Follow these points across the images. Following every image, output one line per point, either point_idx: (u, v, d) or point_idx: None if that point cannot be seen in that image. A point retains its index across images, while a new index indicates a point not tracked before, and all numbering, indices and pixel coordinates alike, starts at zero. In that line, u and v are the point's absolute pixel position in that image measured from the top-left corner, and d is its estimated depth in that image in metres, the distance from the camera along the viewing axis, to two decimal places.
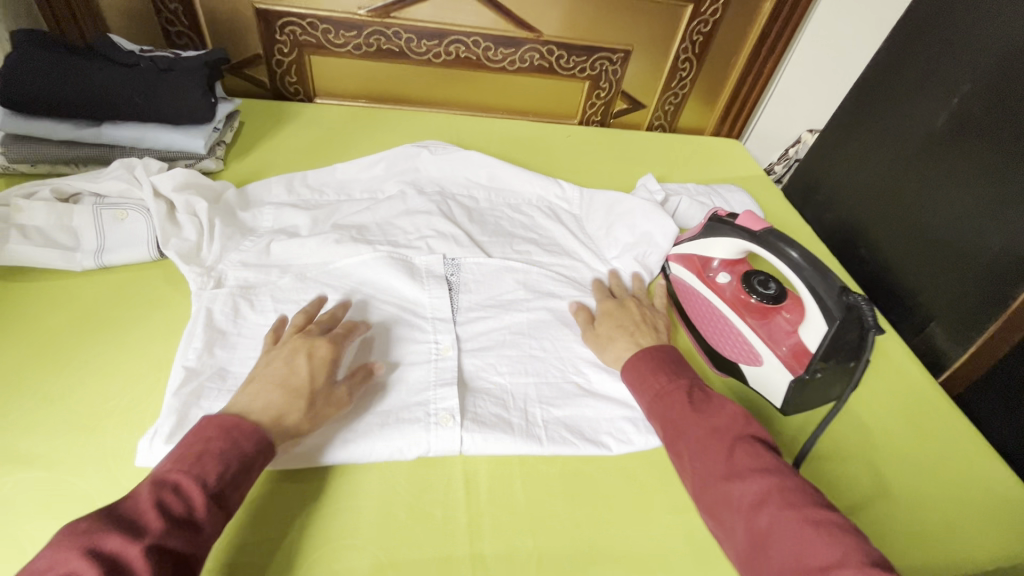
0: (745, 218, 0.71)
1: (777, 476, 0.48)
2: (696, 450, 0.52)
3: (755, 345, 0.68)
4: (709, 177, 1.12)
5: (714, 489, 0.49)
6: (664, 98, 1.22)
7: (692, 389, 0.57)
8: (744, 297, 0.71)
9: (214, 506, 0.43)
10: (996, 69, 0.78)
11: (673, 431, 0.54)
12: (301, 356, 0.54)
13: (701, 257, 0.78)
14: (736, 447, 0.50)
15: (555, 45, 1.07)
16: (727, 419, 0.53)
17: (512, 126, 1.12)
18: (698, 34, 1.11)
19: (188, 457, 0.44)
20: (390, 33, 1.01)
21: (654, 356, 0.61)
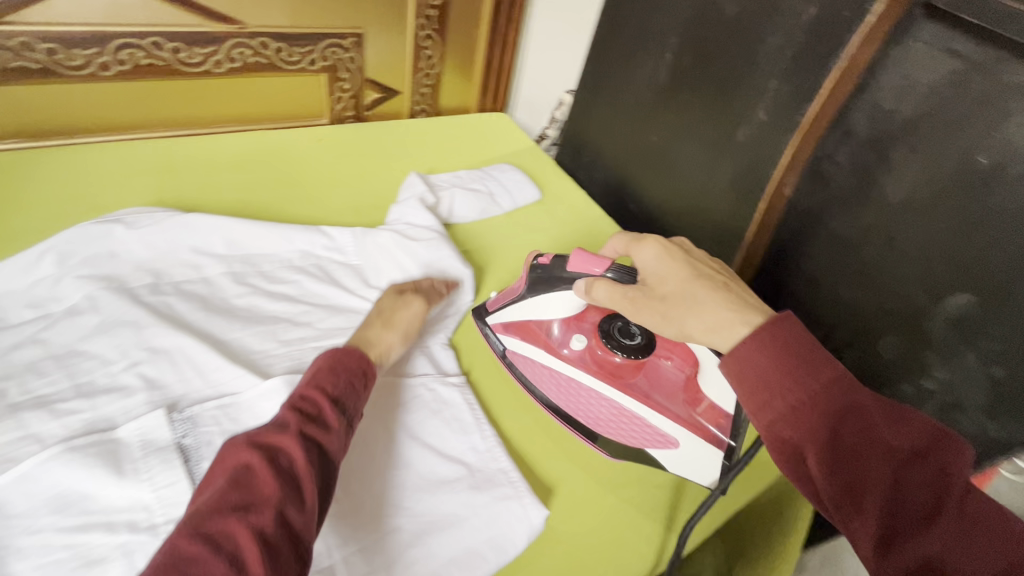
0: (581, 260, 0.62)
1: (963, 502, 0.41)
2: (865, 470, 0.42)
3: (648, 416, 0.61)
4: (483, 159, 1.07)
5: (850, 515, 0.42)
6: (417, 80, 1.10)
7: (852, 389, 0.45)
8: (611, 357, 0.65)
9: (340, 412, 0.51)
10: (694, 22, 0.84)
11: (840, 454, 0.43)
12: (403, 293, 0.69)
13: (538, 325, 0.68)
14: (929, 483, 0.41)
15: (266, 37, 0.88)
16: (908, 428, 0.44)
17: (245, 141, 0.93)
18: (431, 8, 1.01)
19: (322, 371, 0.53)
20: (14, 45, 0.73)
21: (791, 344, 0.46)
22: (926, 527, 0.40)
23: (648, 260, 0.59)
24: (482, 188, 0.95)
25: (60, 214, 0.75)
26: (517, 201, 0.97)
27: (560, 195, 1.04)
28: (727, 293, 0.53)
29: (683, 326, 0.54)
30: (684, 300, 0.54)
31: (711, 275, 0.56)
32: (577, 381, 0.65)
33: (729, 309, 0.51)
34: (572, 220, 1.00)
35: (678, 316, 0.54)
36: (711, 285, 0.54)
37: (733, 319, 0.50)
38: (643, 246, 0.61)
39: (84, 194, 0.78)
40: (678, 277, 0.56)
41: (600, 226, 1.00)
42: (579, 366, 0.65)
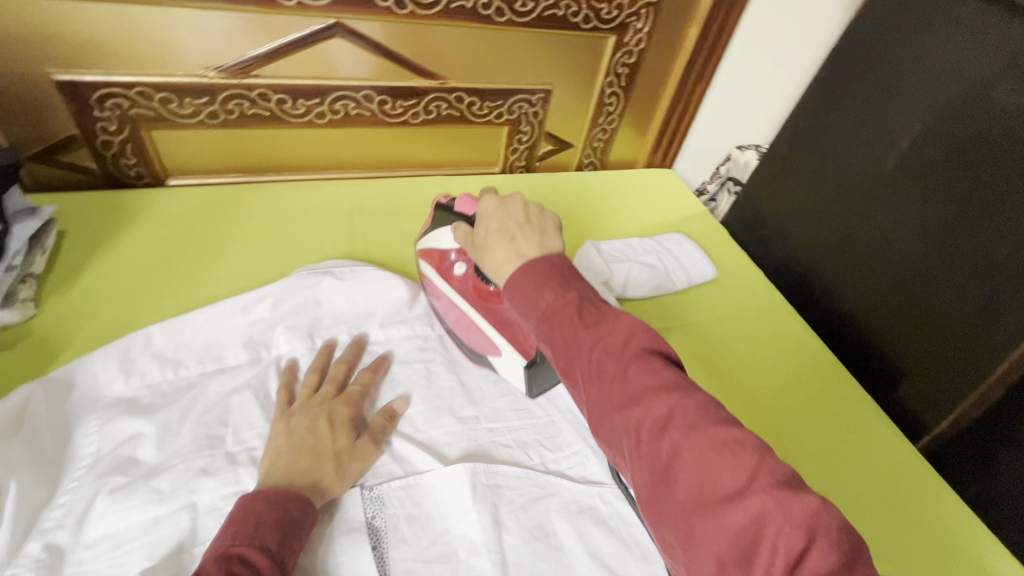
0: (464, 203, 0.66)
1: (675, 396, 0.38)
2: (595, 382, 0.40)
3: (496, 337, 0.67)
4: (653, 223, 1.01)
5: (611, 412, 0.39)
6: (592, 133, 1.07)
7: (584, 304, 0.44)
8: (483, 286, 0.69)
9: (279, 573, 0.45)
10: (950, 111, 0.73)
11: (571, 357, 0.42)
12: (322, 421, 0.57)
13: (440, 251, 0.72)
14: (633, 365, 0.40)
15: (463, 91, 0.90)
16: (614, 333, 0.41)
17: (427, 188, 0.94)
18: (623, 66, 0.98)
19: (246, 529, 0.46)
20: (255, 95, 0.80)
21: (541, 269, 0.46)
22: (643, 423, 0.38)
23: (487, 208, 0.55)
24: (657, 263, 0.89)
25: (267, 253, 0.79)
26: (692, 280, 0.90)
27: (736, 273, 0.95)
28: (519, 243, 0.50)
29: (484, 266, 0.53)
30: (484, 249, 0.53)
31: (534, 224, 0.51)
32: (457, 304, 0.70)
33: (511, 255, 0.49)
34: (752, 306, 0.90)
35: (483, 258, 0.53)
36: (510, 235, 0.51)
37: (511, 262, 0.49)
38: (484, 200, 0.57)
39: (287, 234, 0.82)
40: (489, 226, 0.53)
41: (780, 315, 0.90)
42: (461, 291, 0.70)
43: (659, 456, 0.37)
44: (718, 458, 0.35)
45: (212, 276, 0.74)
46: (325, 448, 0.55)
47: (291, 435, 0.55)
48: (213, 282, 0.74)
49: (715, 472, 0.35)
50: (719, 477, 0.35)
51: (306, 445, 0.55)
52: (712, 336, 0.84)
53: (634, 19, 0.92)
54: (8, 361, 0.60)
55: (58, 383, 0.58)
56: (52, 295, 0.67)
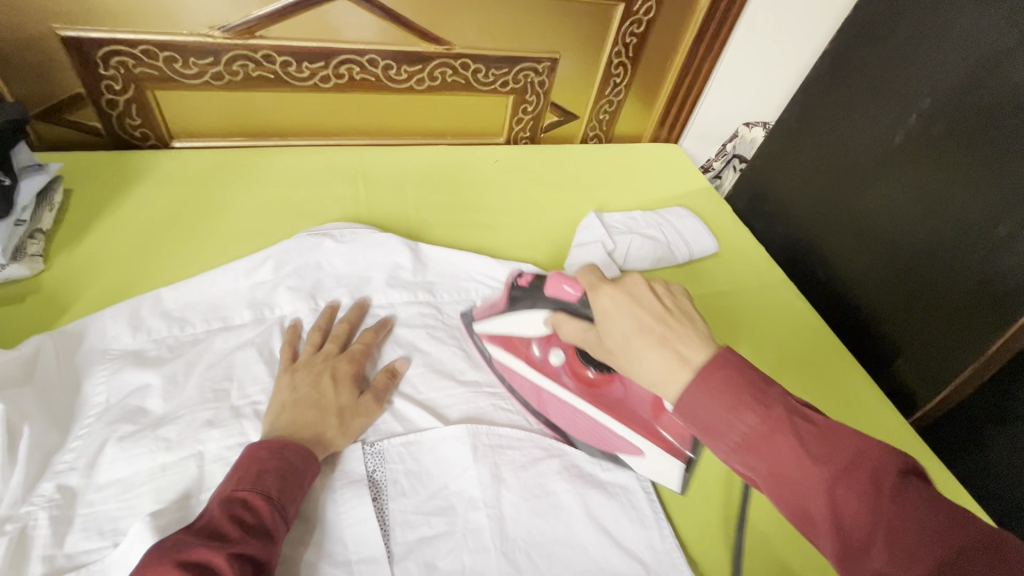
0: (555, 287, 0.62)
1: (938, 535, 0.33)
2: (827, 517, 0.36)
3: (626, 433, 0.61)
4: (657, 197, 1.01)
5: (857, 553, 0.35)
6: (598, 105, 1.06)
7: (794, 421, 0.39)
8: (583, 372, 0.64)
9: (279, 517, 0.47)
10: (960, 86, 0.72)
11: (787, 488, 0.38)
12: (326, 378, 0.59)
13: (520, 339, 0.67)
14: (879, 507, 0.34)
15: (469, 58, 0.89)
16: (846, 454, 0.37)
17: (431, 157, 0.94)
18: (631, 36, 0.97)
19: (249, 475, 0.48)
20: (259, 57, 0.79)
21: (719, 380, 0.41)
22: (898, 572, 0.33)
23: (610, 303, 0.49)
24: (659, 236, 0.88)
25: (270, 217, 0.79)
26: (693, 253, 0.90)
27: (737, 248, 0.95)
28: (676, 347, 0.44)
29: (636, 379, 0.46)
30: (632, 356, 0.46)
31: (676, 318, 0.46)
32: (565, 401, 0.64)
33: (673, 364, 0.43)
34: (752, 281, 0.91)
35: (635, 370, 0.46)
36: (659, 337, 0.45)
37: (677, 381, 0.42)
38: (598, 292, 0.50)
39: (291, 199, 0.82)
40: (625, 331, 0.47)
41: (781, 291, 0.90)
42: (566, 387, 0.64)
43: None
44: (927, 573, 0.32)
45: (217, 238, 0.75)
46: (328, 403, 0.56)
47: (296, 391, 0.57)
48: (218, 243, 0.75)
49: None
50: None
51: (309, 400, 0.56)
52: (712, 310, 0.85)
53: None
54: (18, 314, 0.62)
55: (66, 337, 0.59)
56: (60, 251, 0.68)
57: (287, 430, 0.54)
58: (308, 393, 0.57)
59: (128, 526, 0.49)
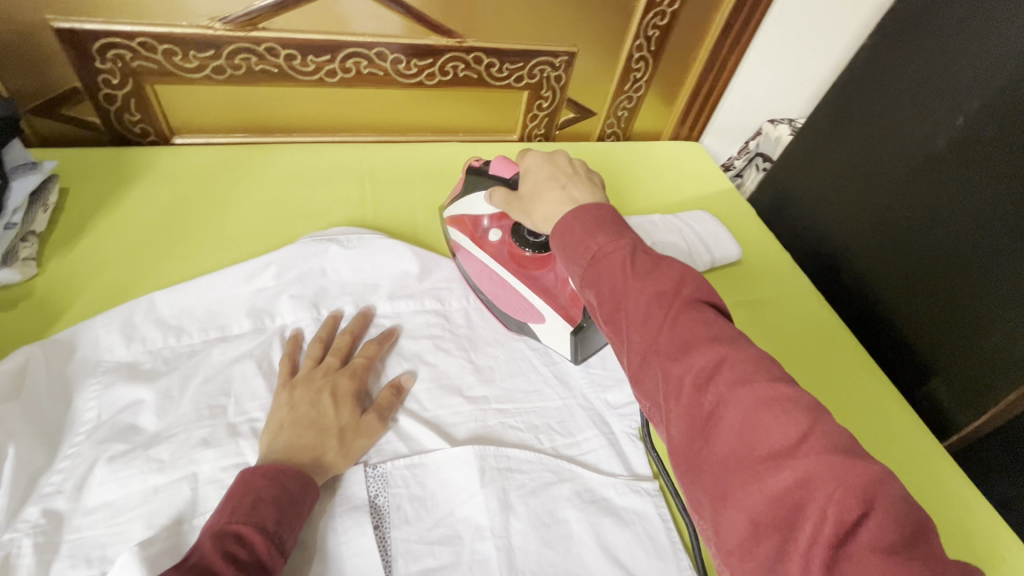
0: (498, 166, 0.65)
1: (727, 348, 0.37)
2: (640, 323, 0.40)
3: (536, 303, 0.65)
4: (676, 198, 0.96)
5: (658, 364, 0.38)
6: (617, 101, 1.01)
7: (636, 252, 0.43)
8: (519, 252, 0.68)
9: (275, 550, 0.44)
10: (1013, 88, 0.66)
11: (619, 308, 0.41)
12: (325, 396, 0.55)
13: (471, 218, 0.71)
14: (682, 314, 0.39)
15: (482, 52, 0.85)
16: (671, 281, 0.41)
17: (441, 155, 0.89)
18: (653, 28, 0.91)
19: (243, 505, 0.45)
20: (262, 50, 0.76)
21: (588, 217, 0.46)
22: (689, 378, 0.37)
23: (531, 163, 0.57)
24: (680, 242, 0.84)
25: (273, 218, 0.76)
26: (715, 260, 0.85)
27: (761, 255, 0.91)
28: (569, 189, 0.51)
29: (535, 217, 0.54)
30: (534, 197, 0.54)
31: (580, 175, 0.54)
32: (495, 274, 0.69)
33: (564, 200, 0.50)
34: (776, 290, 0.86)
35: (533, 207, 0.54)
36: (559, 183, 0.53)
37: (561, 205, 0.50)
38: (527, 156, 0.59)
39: (295, 199, 0.79)
40: (537, 177, 0.55)
41: (807, 302, 0.86)
42: (497, 258, 0.69)
43: (697, 406, 0.36)
44: (770, 418, 0.34)
45: (217, 240, 0.72)
46: (327, 423, 0.53)
47: (294, 409, 0.54)
48: (218, 246, 0.71)
49: (759, 429, 0.34)
50: (763, 435, 0.33)
51: (307, 420, 0.53)
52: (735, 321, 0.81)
53: None
54: (10, 321, 0.59)
55: (57, 348, 0.56)
56: (55, 255, 0.65)
57: (285, 452, 0.51)
58: (308, 411, 0.54)
59: (117, 553, 0.46)
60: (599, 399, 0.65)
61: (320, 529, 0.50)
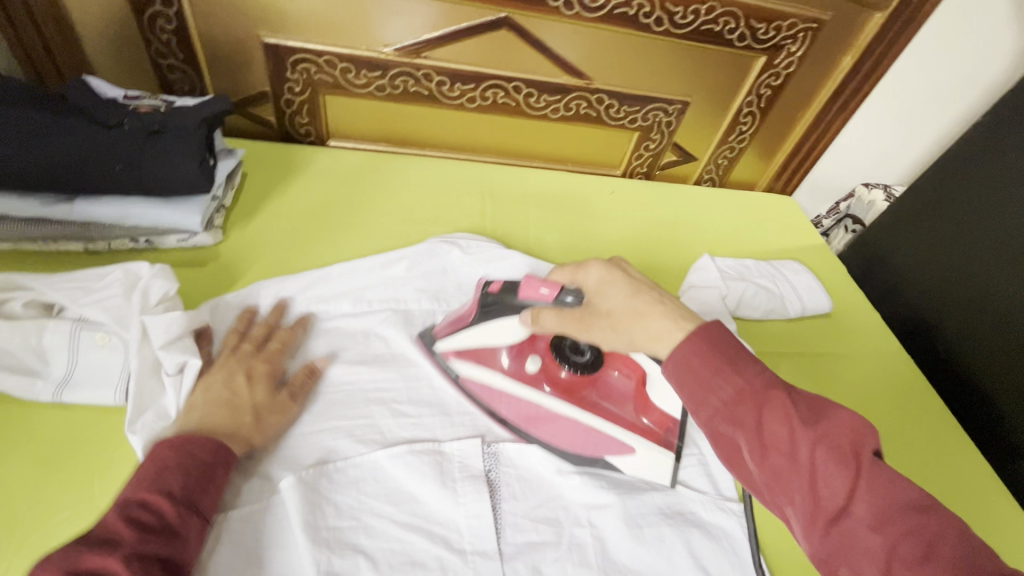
0: (532, 283, 0.60)
1: (929, 515, 0.38)
2: (809, 484, 0.41)
3: (611, 432, 0.63)
4: (769, 247, 1.00)
5: (826, 522, 0.40)
6: (719, 150, 1.08)
7: (788, 393, 0.44)
8: (567, 375, 0.65)
9: (186, 511, 0.46)
10: None
11: (772, 450, 0.42)
12: (240, 377, 0.57)
13: (488, 347, 0.66)
14: (862, 475, 0.40)
15: (605, 94, 0.93)
16: (834, 430, 0.42)
17: (553, 182, 0.98)
18: (766, 87, 0.98)
19: (148, 477, 0.47)
20: (419, 74, 0.87)
21: (727, 349, 0.47)
22: (891, 548, 0.37)
23: (602, 275, 0.57)
24: (773, 287, 0.88)
25: (406, 218, 0.86)
26: (805, 309, 0.88)
27: (850, 310, 0.93)
28: (668, 310, 0.52)
29: (629, 334, 0.54)
30: (633, 316, 0.53)
31: (659, 289, 0.56)
32: (546, 410, 0.64)
33: (678, 321, 0.51)
34: (863, 346, 0.88)
35: (628, 327, 0.54)
36: (651, 299, 0.54)
37: (680, 329, 0.50)
38: (589, 266, 0.58)
39: (425, 203, 0.89)
40: (623, 292, 0.55)
41: (895, 363, 0.87)
42: (541, 390, 0.65)
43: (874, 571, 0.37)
44: None
45: (360, 231, 0.82)
46: (235, 399, 0.55)
47: (208, 390, 0.55)
48: (361, 237, 0.82)
49: None
50: None
51: (220, 402, 0.55)
52: (820, 370, 0.83)
53: (789, 41, 0.92)
54: (198, 277, 0.70)
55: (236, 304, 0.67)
56: (234, 226, 0.77)
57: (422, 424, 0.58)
58: (220, 394, 0.55)
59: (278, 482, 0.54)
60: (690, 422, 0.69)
61: (444, 492, 0.56)
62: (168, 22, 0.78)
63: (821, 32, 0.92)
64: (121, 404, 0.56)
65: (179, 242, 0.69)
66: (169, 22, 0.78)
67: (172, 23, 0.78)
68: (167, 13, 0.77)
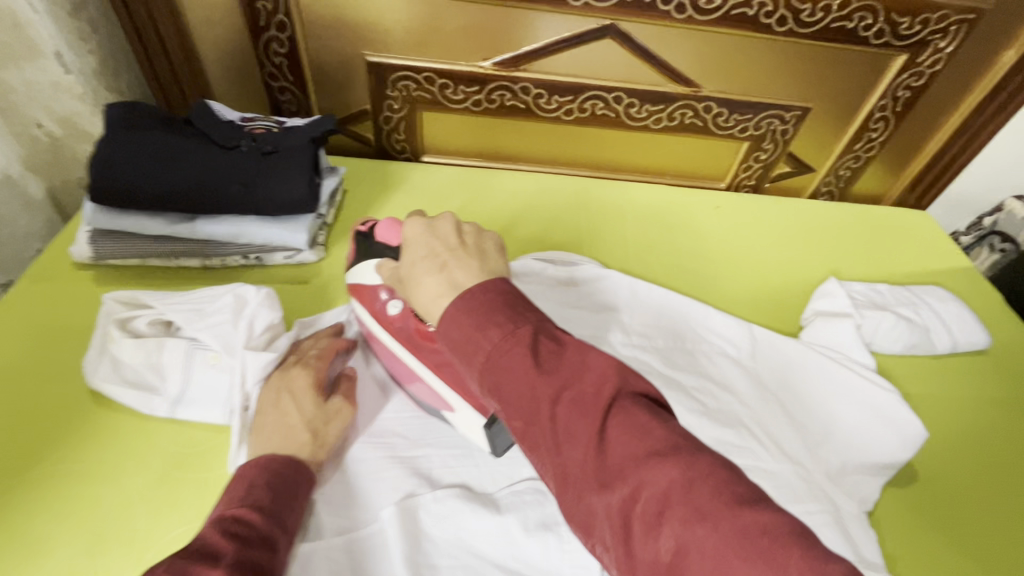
0: (385, 230, 0.60)
1: (671, 468, 0.32)
2: (608, 454, 0.33)
3: (441, 390, 0.56)
4: (904, 270, 0.88)
5: (584, 491, 0.33)
6: (841, 161, 0.96)
7: (537, 338, 0.37)
8: (423, 327, 0.58)
9: (276, 528, 0.45)
10: None
11: (519, 415, 0.36)
12: (286, 396, 0.54)
13: (371, 290, 0.62)
14: (609, 426, 0.34)
15: (715, 102, 0.86)
16: (577, 379, 0.36)
17: (653, 197, 0.92)
18: (904, 89, 0.86)
19: (237, 497, 0.46)
20: (517, 87, 0.85)
21: (477, 299, 0.39)
22: (631, 509, 0.32)
23: (410, 234, 0.49)
24: (917, 317, 0.76)
25: (500, 235, 0.83)
26: (957, 345, 0.76)
27: (1013, 347, 0.79)
28: (450, 272, 0.44)
29: (412, 304, 0.46)
30: (411, 284, 0.46)
31: (467, 248, 0.46)
32: (399, 351, 0.59)
33: (440, 287, 0.43)
34: None
35: (411, 295, 0.46)
36: (434, 263, 0.45)
37: (444, 299, 0.42)
38: (404, 224, 0.50)
39: (520, 219, 0.86)
40: (413, 257, 0.47)
41: None
42: (398, 335, 0.60)
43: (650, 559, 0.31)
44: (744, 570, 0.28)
45: None
46: (294, 417, 0.53)
47: (263, 414, 0.53)
48: None
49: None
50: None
51: (271, 425, 0.53)
52: (980, 418, 0.71)
53: (938, 36, 0.80)
54: (302, 295, 0.71)
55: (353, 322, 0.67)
56: (336, 243, 0.78)
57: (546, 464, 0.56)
58: (274, 414, 0.53)
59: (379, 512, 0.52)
60: (824, 475, 0.61)
61: (546, 537, 0.52)
62: (281, 46, 0.81)
63: (979, 23, 0.80)
64: (229, 424, 0.56)
65: (285, 260, 0.70)
66: (282, 46, 0.81)
67: (284, 46, 0.81)
68: (280, 37, 0.80)
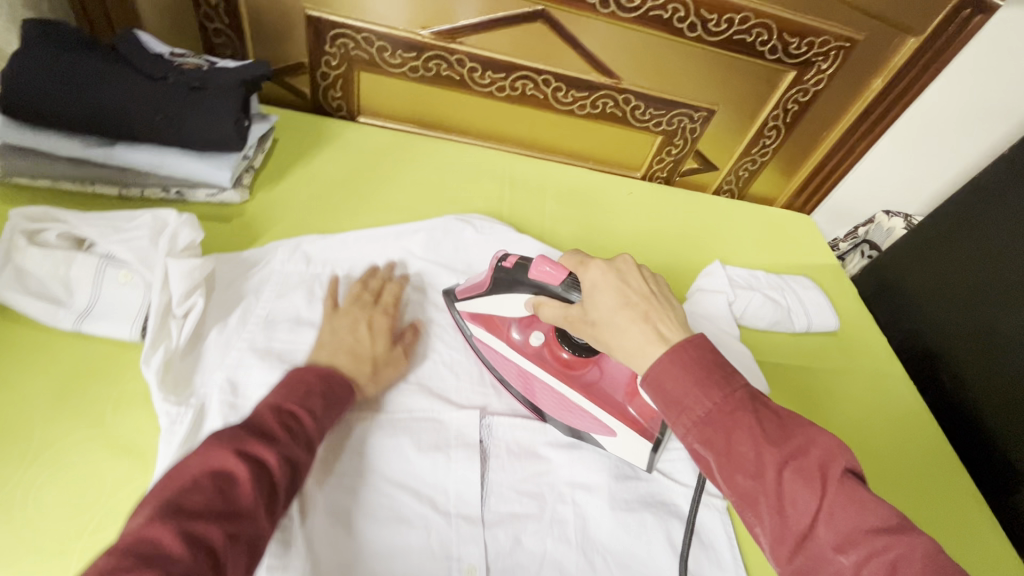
0: (539, 267, 0.58)
1: (901, 540, 0.37)
2: (824, 516, 0.39)
3: (596, 413, 0.61)
4: (782, 262, 1.01)
5: (819, 546, 0.39)
6: (741, 162, 1.08)
7: (754, 406, 0.43)
8: (559, 351, 0.63)
9: (322, 431, 0.49)
10: None
11: (737, 467, 0.41)
12: (362, 326, 0.61)
13: (500, 319, 0.65)
14: (836, 490, 0.39)
15: (633, 95, 0.95)
16: (806, 451, 0.41)
17: (574, 178, 0.99)
18: (794, 103, 0.99)
19: (296, 391, 0.49)
20: (452, 59, 0.90)
21: (687, 360, 0.44)
22: (862, 572, 0.37)
23: (598, 277, 0.52)
24: (782, 299, 0.88)
25: (428, 197, 0.88)
26: (812, 325, 0.88)
27: (857, 330, 0.93)
28: (655, 323, 0.48)
29: (613, 347, 0.50)
30: (611, 327, 0.50)
31: (654, 295, 0.50)
32: (540, 382, 0.63)
33: (651, 339, 0.47)
34: (867, 368, 0.89)
35: (609, 336, 0.50)
36: (636, 311, 0.49)
37: (655, 347, 0.46)
38: (589, 265, 0.52)
39: (446, 185, 0.90)
40: (609, 301, 0.50)
41: (896, 388, 0.88)
42: (537, 365, 0.64)
43: None
44: None
45: (382, 204, 0.84)
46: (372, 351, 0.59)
47: (338, 336, 0.59)
48: (382, 209, 0.84)
49: None
50: None
51: (332, 342, 0.58)
52: (822, 386, 0.84)
53: (821, 59, 0.93)
54: (222, 232, 0.72)
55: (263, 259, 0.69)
56: (261, 187, 0.79)
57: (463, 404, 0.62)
58: (348, 337, 0.59)
59: None
60: None
61: (436, 456, 0.58)
62: None
63: (854, 52, 0.93)
64: (137, 340, 0.58)
65: (208, 196, 0.72)
66: None
67: None
68: None
